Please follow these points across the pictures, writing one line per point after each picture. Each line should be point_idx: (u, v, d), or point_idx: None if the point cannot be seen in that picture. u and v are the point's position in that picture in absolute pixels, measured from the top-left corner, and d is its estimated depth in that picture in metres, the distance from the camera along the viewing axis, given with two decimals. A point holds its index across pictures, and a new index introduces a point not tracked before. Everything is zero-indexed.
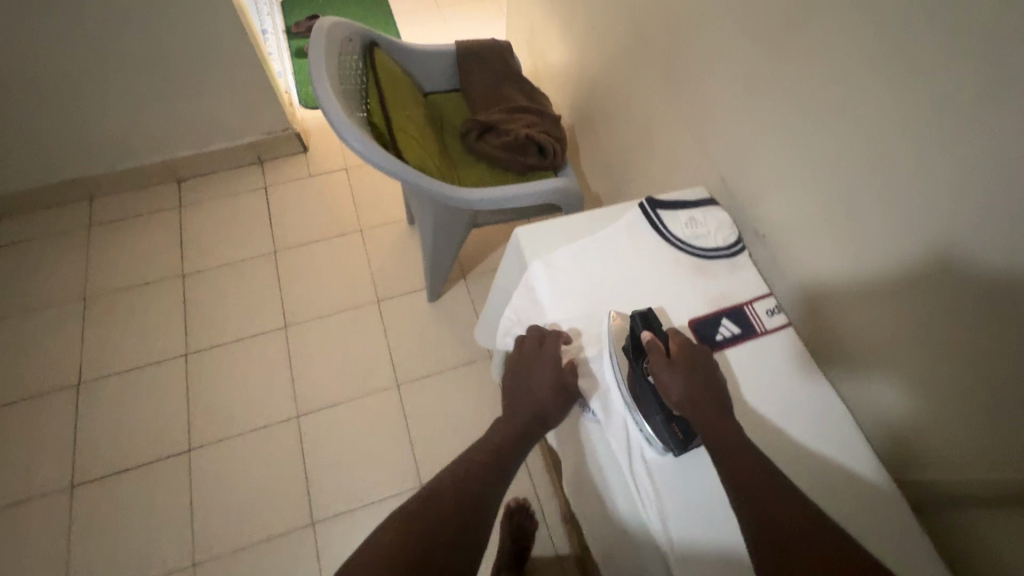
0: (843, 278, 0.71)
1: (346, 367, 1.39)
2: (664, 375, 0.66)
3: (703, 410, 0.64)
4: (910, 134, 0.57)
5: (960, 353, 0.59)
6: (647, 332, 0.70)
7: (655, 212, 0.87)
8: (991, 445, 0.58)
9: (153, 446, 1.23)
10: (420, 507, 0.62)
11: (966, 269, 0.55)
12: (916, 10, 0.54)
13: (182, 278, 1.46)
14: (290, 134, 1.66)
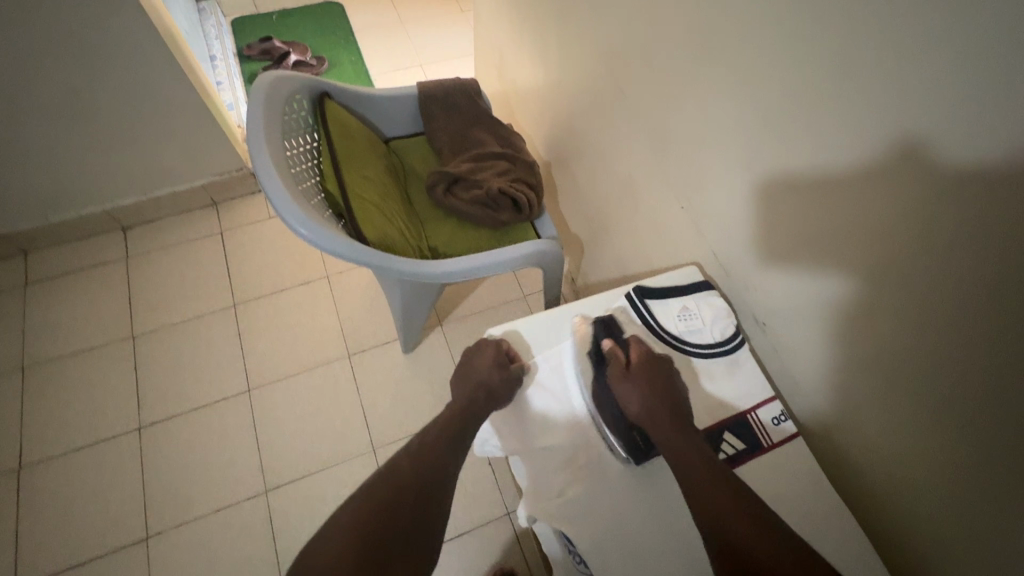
0: (789, 241, 0.70)
1: (316, 426, 1.38)
2: (625, 385, 0.66)
3: (662, 422, 0.63)
4: (915, 178, 0.52)
5: (917, 327, 0.57)
6: (605, 342, 0.71)
7: (644, 302, 0.74)
8: (941, 425, 0.59)
9: (106, 537, 1.23)
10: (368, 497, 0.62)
11: (946, 262, 0.52)
12: (912, 77, 0.49)
13: (132, 339, 1.47)
14: (246, 173, 1.68)
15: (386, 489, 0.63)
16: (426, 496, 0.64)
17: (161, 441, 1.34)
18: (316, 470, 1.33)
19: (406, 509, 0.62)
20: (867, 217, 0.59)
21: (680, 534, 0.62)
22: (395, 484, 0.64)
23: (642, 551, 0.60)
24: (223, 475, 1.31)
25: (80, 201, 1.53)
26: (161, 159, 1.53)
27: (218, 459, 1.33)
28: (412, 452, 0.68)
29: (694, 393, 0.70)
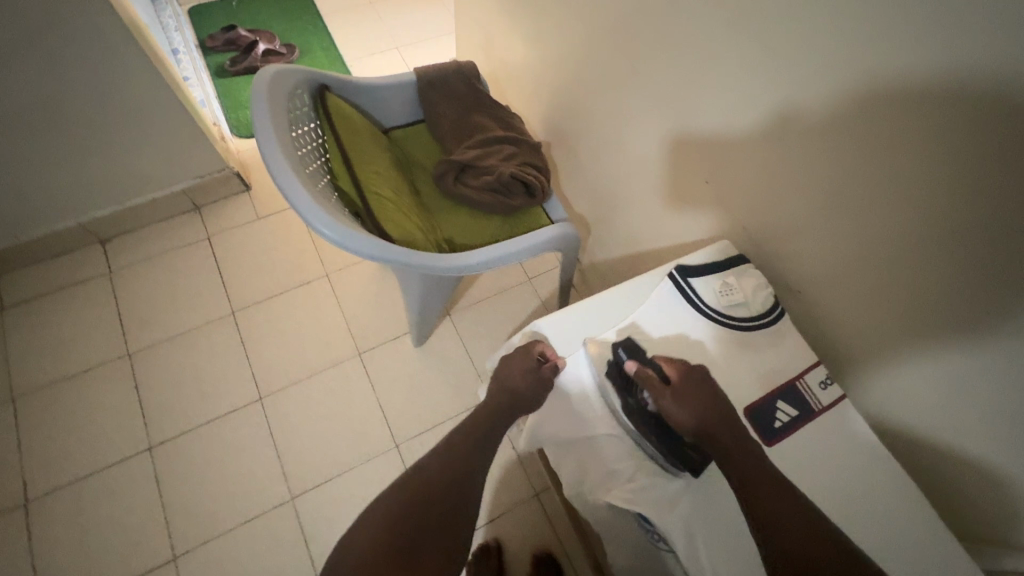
0: (836, 206, 0.73)
1: (336, 428, 1.36)
2: (667, 406, 0.64)
3: (717, 432, 0.62)
4: (977, 132, 0.55)
5: (974, 278, 0.61)
6: (631, 362, 0.67)
7: (687, 281, 0.74)
8: (996, 369, 0.63)
9: (131, 561, 1.20)
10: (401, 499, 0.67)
11: (1010, 217, 0.55)
12: (973, 37, 0.51)
13: (129, 357, 1.40)
14: (228, 173, 1.60)
15: (421, 490, 0.68)
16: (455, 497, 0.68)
17: (176, 458, 1.30)
18: (341, 472, 1.31)
19: (437, 507, 0.67)
20: (920, 177, 0.61)
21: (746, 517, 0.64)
22: (426, 485, 0.68)
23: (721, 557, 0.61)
24: (244, 487, 1.28)
25: (51, 216, 1.43)
26: (138, 165, 1.45)
27: (237, 471, 1.30)
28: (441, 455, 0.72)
29: (744, 365, 0.71)
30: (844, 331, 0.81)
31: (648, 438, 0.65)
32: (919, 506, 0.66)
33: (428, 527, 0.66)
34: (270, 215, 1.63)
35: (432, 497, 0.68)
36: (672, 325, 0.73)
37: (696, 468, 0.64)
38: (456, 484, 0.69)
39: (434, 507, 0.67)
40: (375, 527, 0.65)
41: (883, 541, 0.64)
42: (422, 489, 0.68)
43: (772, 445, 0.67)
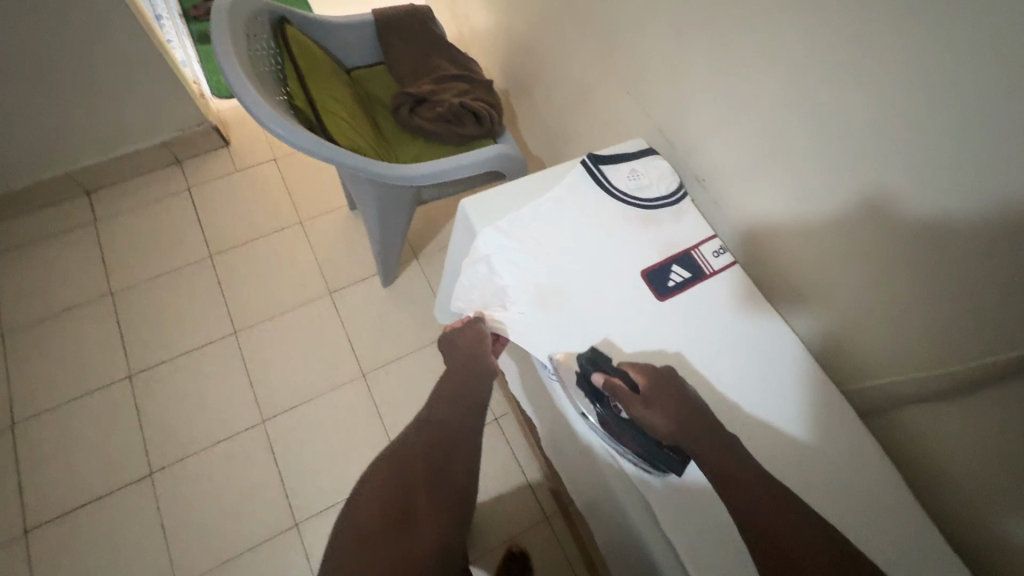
0: (766, 103, 0.73)
1: (306, 360, 1.44)
2: (642, 417, 0.61)
3: (694, 437, 0.60)
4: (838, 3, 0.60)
5: (905, 165, 0.59)
6: (597, 375, 0.64)
7: (597, 167, 0.81)
8: (910, 260, 0.63)
9: (110, 478, 1.27)
10: (395, 470, 0.68)
11: (916, 90, 0.56)
12: None
13: (111, 296, 1.49)
14: (207, 128, 1.68)
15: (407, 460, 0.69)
16: (443, 460, 0.69)
17: (154, 386, 1.38)
18: (311, 399, 1.39)
19: (426, 472, 0.68)
20: (831, 54, 0.63)
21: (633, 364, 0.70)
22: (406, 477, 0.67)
23: None
24: (218, 413, 1.36)
25: (38, 164, 1.52)
26: (119, 117, 1.53)
27: (212, 398, 1.38)
28: (425, 427, 0.72)
29: (648, 239, 0.78)
30: (732, 215, 0.86)
31: (629, 447, 0.64)
32: (791, 348, 0.74)
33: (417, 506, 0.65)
34: (247, 168, 1.71)
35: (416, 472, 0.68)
36: (582, 205, 0.79)
37: (676, 468, 0.62)
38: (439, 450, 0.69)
39: (417, 480, 0.67)
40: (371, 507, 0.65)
41: (763, 380, 0.71)
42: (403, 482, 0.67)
43: (664, 300, 0.74)
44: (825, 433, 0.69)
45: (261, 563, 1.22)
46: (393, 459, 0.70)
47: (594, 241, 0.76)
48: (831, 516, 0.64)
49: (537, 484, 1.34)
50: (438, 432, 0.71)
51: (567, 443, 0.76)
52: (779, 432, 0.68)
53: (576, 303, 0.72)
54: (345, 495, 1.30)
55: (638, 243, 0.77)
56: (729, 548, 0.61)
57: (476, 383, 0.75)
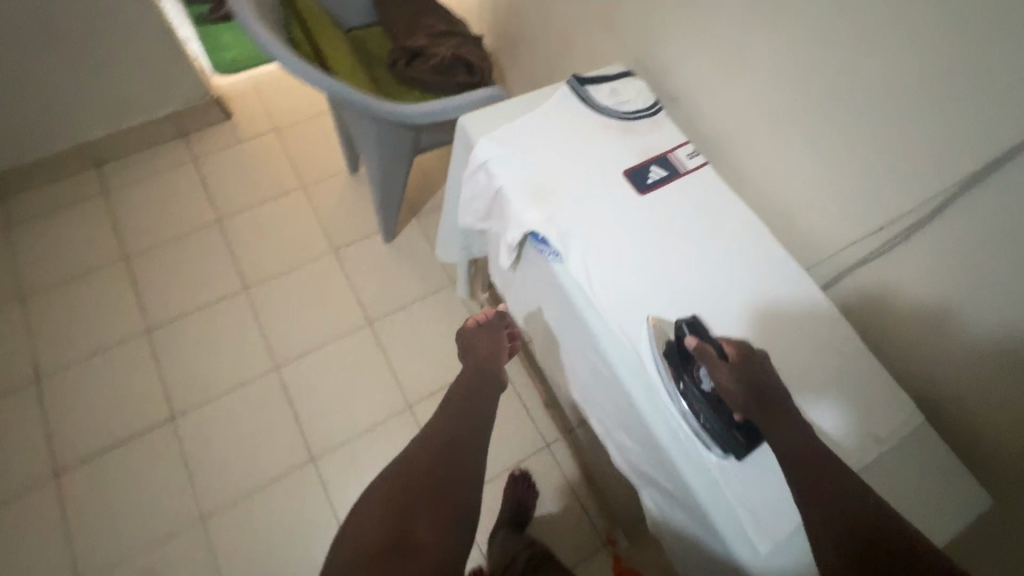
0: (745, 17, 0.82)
1: (315, 312, 1.52)
2: (724, 383, 0.66)
3: (771, 410, 0.63)
4: None
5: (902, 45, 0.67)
6: (692, 338, 0.70)
7: (581, 86, 0.90)
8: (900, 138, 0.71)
9: (133, 423, 1.35)
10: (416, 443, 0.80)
11: None
12: None
13: (124, 259, 1.56)
14: (210, 101, 1.75)
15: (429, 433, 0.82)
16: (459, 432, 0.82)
17: (170, 339, 1.45)
18: (321, 347, 1.47)
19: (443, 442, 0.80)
20: None
21: (618, 247, 0.78)
22: (414, 471, 0.75)
23: (606, 273, 0.76)
24: (233, 362, 1.43)
25: (49, 138, 1.58)
26: (126, 90, 1.60)
27: (227, 348, 1.45)
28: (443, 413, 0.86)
29: (629, 145, 0.86)
30: (702, 127, 0.96)
31: (698, 415, 0.68)
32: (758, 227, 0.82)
33: (423, 498, 0.72)
34: (249, 139, 1.79)
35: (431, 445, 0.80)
36: (568, 118, 0.87)
37: (740, 451, 0.67)
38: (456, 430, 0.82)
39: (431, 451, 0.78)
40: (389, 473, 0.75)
41: (738, 256, 0.80)
42: (411, 477, 0.74)
43: (645, 194, 0.82)
44: (792, 296, 0.77)
45: (281, 494, 1.30)
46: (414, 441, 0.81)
47: (581, 145, 0.85)
48: (799, 364, 0.73)
49: (538, 415, 1.42)
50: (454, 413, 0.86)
51: (563, 327, 0.84)
52: (751, 296, 0.77)
53: (564, 196, 0.81)
54: (357, 431, 1.38)
55: (621, 147, 0.86)
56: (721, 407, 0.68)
57: (487, 375, 0.94)
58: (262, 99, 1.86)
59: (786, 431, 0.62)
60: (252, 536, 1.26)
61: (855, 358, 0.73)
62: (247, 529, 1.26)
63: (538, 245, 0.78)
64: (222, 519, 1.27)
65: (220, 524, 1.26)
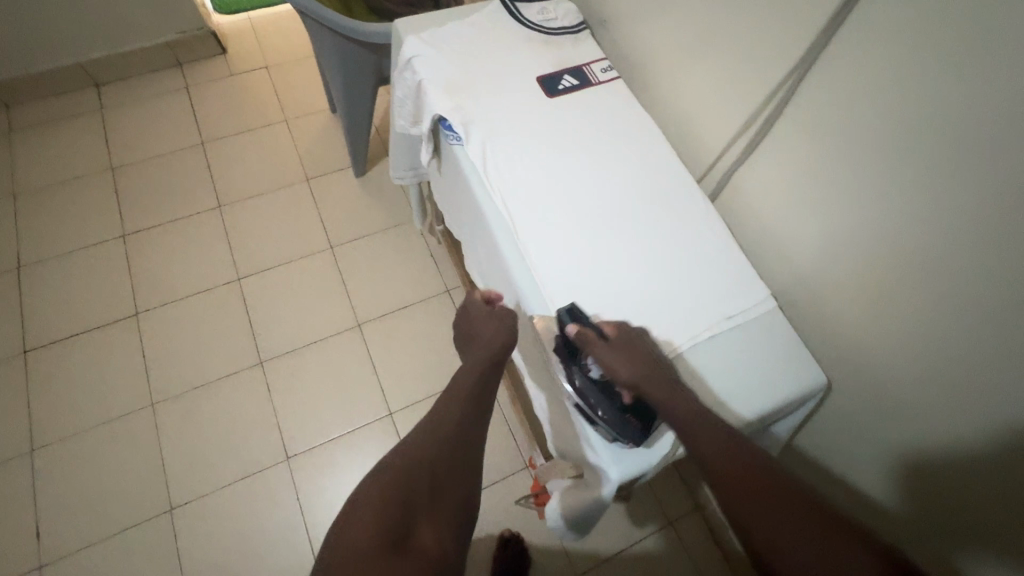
0: None
1: (281, 233, 1.60)
2: (608, 362, 0.67)
3: (650, 385, 0.66)
4: None
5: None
6: (572, 324, 0.70)
7: (511, 1, 0.96)
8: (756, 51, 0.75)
9: (101, 314, 1.45)
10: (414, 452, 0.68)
11: None
12: None
13: (111, 170, 1.66)
14: (206, 33, 1.84)
15: (427, 442, 0.69)
16: (460, 449, 0.71)
17: (144, 244, 1.55)
18: (282, 264, 1.56)
19: (442, 460, 0.68)
20: None
21: (515, 137, 0.84)
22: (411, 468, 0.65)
23: (501, 157, 0.82)
24: (200, 270, 1.53)
25: (52, 52, 1.70)
26: (126, 14, 1.70)
27: (196, 257, 1.55)
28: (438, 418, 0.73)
29: (547, 56, 0.92)
30: (617, 52, 1.01)
31: (600, 409, 0.67)
32: (656, 134, 0.87)
33: (421, 499, 0.64)
34: (241, 73, 1.88)
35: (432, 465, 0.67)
36: (494, 27, 0.94)
37: (638, 435, 0.67)
38: (454, 446, 0.70)
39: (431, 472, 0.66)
40: (380, 496, 0.62)
41: (630, 157, 0.85)
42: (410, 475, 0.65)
43: (553, 98, 0.89)
44: (674, 194, 0.83)
45: (228, 391, 1.39)
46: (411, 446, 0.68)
47: (499, 50, 0.91)
48: (666, 252, 0.79)
49: None
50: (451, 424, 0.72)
51: (466, 214, 0.90)
52: (635, 191, 0.83)
53: (474, 89, 0.87)
54: (306, 342, 1.46)
55: (538, 56, 0.92)
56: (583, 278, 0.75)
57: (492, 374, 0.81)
58: (258, 37, 1.95)
59: (673, 407, 0.64)
60: (196, 423, 1.34)
61: (720, 250, 0.79)
62: (192, 417, 1.35)
63: (446, 131, 0.86)
64: (170, 407, 1.35)
65: (168, 410, 1.35)
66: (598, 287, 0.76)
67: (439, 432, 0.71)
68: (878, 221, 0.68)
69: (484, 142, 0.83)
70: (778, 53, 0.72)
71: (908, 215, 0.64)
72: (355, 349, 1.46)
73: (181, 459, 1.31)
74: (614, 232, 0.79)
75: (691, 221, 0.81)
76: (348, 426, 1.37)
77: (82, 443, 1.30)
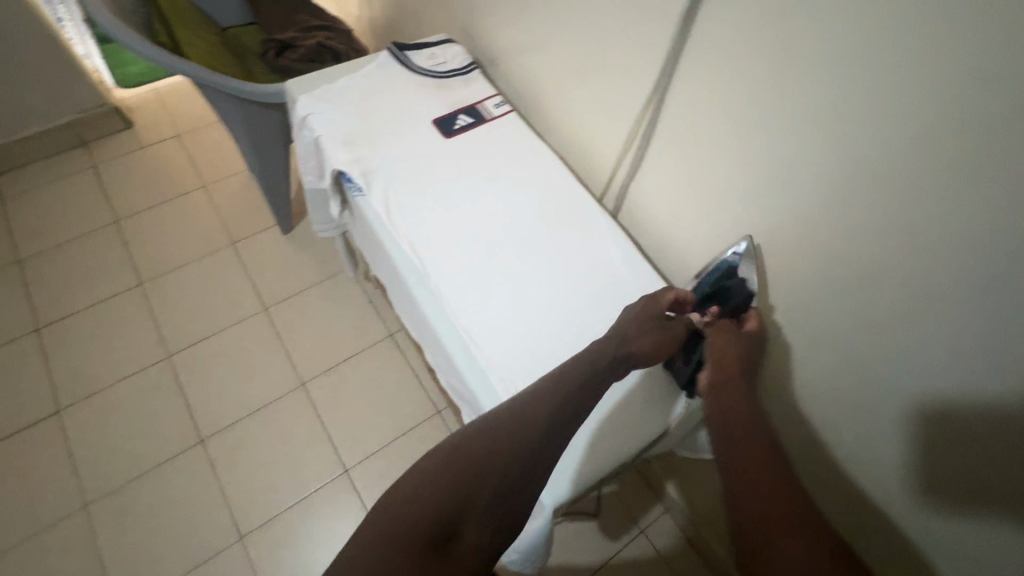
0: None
1: (210, 302, 1.55)
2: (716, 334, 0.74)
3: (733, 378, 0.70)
4: None
5: None
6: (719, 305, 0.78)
7: (399, 50, 0.99)
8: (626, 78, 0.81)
9: (19, 418, 1.35)
10: (491, 444, 0.58)
11: None
12: None
13: (17, 262, 1.57)
14: (109, 110, 1.80)
15: (501, 435, 0.59)
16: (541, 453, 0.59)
17: (62, 335, 1.47)
18: (215, 334, 1.50)
19: (515, 459, 0.57)
20: None
21: (415, 182, 0.85)
22: (463, 459, 0.57)
23: (406, 204, 0.83)
24: (127, 352, 1.45)
25: None
26: (17, 100, 1.63)
27: (120, 340, 1.47)
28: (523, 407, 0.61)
29: (439, 99, 0.95)
30: (514, 85, 1.06)
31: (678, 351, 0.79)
32: (553, 159, 0.91)
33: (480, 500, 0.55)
34: (151, 145, 1.84)
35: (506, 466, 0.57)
36: (386, 76, 0.97)
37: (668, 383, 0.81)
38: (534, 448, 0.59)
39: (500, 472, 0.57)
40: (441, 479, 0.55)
41: (532, 184, 0.88)
42: (460, 465, 0.56)
43: (451, 137, 0.91)
44: (577, 214, 0.86)
45: (169, 477, 1.31)
46: (489, 430, 0.59)
47: (393, 97, 0.94)
48: (577, 271, 0.81)
49: (431, 386, 1.47)
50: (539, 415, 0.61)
51: (381, 262, 0.91)
52: (539, 216, 0.85)
53: (371, 140, 0.88)
54: (249, 411, 1.40)
55: (431, 100, 0.95)
56: (503, 309, 0.76)
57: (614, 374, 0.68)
58: (166, 107, 1.92)
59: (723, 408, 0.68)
60: (136, 518, 1.26)
61: (627, 260, 0.82)
62: (132, 512, 1.26)
63: (348, 183, 0.87)
64: (106, 506, 1.26)
65: (104, 509, 1.26)
66: (516, 311, 0.76)
67: (525, 425, 0.60)
68: (755, 218, 0.73)
69: (388, 192, 0.84)
70: (642, 77, 0.78)
71: (781, 208, 0.69)
72: (303, 409, 1.41)
73: (124, 559, 1.21)
74: (522, 258, 0.81)
75: (598, 239, 0.84)
76: (304, 491, 1.31)
77: (8, 564, 1.19)
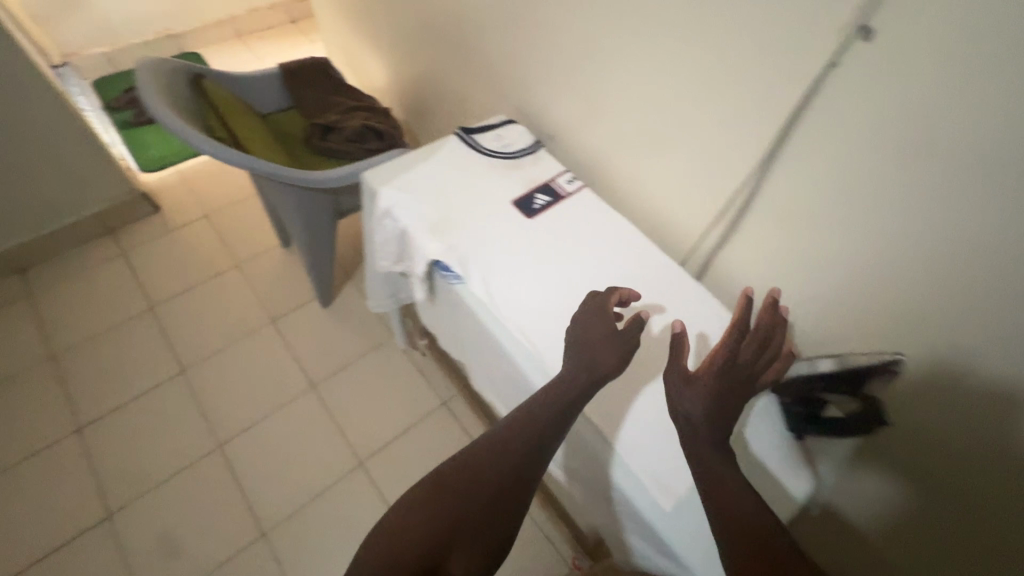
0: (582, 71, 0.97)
1: (256, 384, 1.52)
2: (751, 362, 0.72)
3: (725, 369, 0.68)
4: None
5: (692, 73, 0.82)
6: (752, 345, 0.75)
7: (468, 134, 1.03)
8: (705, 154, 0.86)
9: (67, 528, 1.28)
10: (482, 468, 0.67)
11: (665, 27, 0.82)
12: None
13: (52, 360, 1.52)
14: (137, 196, 1.80)
15: (494, 460, 0.67)
16: (523, 476, 0.68)
17: (104, 433, 1.41)
18: (264, 417, 1.46)
19: (502, 481, 0.66)
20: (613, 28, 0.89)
21: (511, 267, 0.87)
22: (455, 490, 0.66)
23: (507, 291, 0.85)
24: (174, 446, 1.40)
25: None
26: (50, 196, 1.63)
27: (166, 433, 1.42)
28: (513, 428, 0.70)
29: (514, 179, 0.99)
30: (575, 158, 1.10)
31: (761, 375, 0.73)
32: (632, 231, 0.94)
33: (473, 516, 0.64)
34: (180, 227, 1.84)
35: (498, 488, 0.66)
36: (458, 162, 1.00)
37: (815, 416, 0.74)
38: (524, 465, 0.68)
39: (495, 494, 0.66)
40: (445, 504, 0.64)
41: (618, 257, 0.91)
42: (453, 495, 0.65)
43: (533, 218, 0.94)
44: (667, 282, 0.89)
45: None
46: (482, 453, 0.68)
47: (471, 181, 0.97)
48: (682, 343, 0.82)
49: None
50: (529, 434, 0.69)
51: (476, 345, 0.91)
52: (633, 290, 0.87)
53: (459, 227, 0.90)
54: (308, 497, 1.35)
55: (506, 181, 0.98)
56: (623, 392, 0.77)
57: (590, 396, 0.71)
58: (192, 188, 1.93)
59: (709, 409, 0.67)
60: None
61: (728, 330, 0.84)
62: None
63: (442, 271, 0.88)
64: None
65: None
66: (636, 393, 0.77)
67: (516, 446, 0.68)
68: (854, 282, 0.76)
69: (487, 279, 0.85)
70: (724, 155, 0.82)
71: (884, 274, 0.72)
72: (363, 490, 1.37)
73: None
74: None
75: (694, 308, 0.86)
76: None
77: None
